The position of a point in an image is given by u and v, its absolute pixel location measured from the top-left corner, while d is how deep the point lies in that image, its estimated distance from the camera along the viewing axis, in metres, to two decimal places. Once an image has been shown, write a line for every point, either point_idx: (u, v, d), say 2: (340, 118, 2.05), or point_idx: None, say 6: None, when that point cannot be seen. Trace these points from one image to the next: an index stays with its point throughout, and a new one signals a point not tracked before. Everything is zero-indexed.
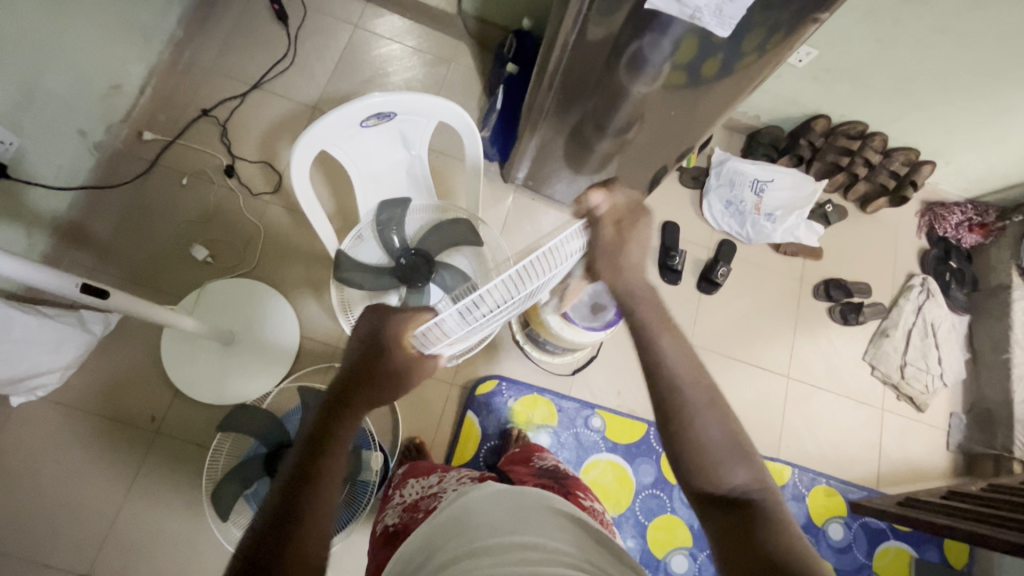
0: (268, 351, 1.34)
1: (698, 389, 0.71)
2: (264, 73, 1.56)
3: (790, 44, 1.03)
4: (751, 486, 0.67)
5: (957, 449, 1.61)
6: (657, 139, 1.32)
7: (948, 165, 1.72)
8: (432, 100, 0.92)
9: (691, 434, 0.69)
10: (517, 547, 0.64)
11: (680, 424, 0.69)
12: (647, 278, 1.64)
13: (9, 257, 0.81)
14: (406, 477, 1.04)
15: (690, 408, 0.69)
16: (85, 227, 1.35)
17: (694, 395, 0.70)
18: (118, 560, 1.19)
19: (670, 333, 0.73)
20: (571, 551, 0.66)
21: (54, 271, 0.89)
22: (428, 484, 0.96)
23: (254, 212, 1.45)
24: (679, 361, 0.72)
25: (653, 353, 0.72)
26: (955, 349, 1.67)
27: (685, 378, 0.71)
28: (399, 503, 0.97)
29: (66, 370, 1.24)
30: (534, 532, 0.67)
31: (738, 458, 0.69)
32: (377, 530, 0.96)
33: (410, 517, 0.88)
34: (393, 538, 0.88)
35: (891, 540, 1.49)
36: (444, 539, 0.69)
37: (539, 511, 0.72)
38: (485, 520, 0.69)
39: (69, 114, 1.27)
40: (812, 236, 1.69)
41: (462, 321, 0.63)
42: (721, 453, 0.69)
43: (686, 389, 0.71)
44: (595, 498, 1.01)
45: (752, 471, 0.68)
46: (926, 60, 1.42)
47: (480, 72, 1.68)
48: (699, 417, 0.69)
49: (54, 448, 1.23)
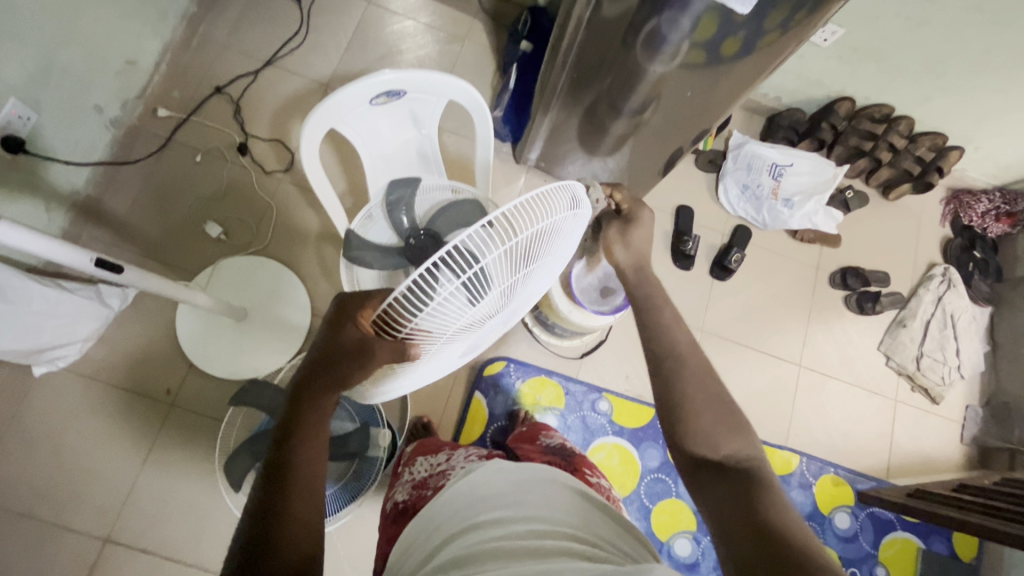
0: (279, 328, 1.36)
1: (693, 363, 0.77)
2: (277, 50, 1.56)
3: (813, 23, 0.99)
4: (744, 457, 0.71)
5: (971, 442, 1.59)
6: (672, 119, 1.29)
7: (978, 151, 1.66)
8: (442, 78, 0.90)
9: (685, 401, 0.74)
10: (522, 521, 0.65)
11: (678, 389, 0.75)
12: (660, 263, 1.62)
13: (25, 231, 0.82)
14: (414, 454, 1.06)
15: (688, 375, 0.76)
16: (100, 203, 1.37)
17: (692, 366, 0.77)
18: (136, 525, 1.24)
19: (669, 303, 0.85)
20: (577, 524, 0.66)
21: (70, 246, 0.90)
22: (437, 462, 0.97)
23: (265, 190, 1.46)
24: (682, 334, 0.80)
25: (655, 321, 0.83)
26: (974, 341, 1.63)
27: (685, 348, 0.79)
28: (408, 480, 0.98)
29: (85, 342, 1.27)
30: (537, 504, 0.68)
31: (733, 430, 0.72)
32: (386, 506, 0.98)
33: (419, 494, 0.90)
34: (403, 514, 0.90)
35: (898, 530, 1.48)
36: (451, 512, 0.71)
37: (543, 485, 0.73)
38: (489, 494, 0.71)
39: (85, 88, 1.27)
40: (829, 223, 1.65)
41: (430, 300, 0.60)
42: (715, 421, 0.73)
43: (683, 351, 0.79)
44: (601, 477, 1.02)
45: (742, 444, 0.72)
46: (959, 39, 1.36)
47: (494, 50, 1.66)
48: (694, 390, 0.75)
49: (72, 416, 1.27)
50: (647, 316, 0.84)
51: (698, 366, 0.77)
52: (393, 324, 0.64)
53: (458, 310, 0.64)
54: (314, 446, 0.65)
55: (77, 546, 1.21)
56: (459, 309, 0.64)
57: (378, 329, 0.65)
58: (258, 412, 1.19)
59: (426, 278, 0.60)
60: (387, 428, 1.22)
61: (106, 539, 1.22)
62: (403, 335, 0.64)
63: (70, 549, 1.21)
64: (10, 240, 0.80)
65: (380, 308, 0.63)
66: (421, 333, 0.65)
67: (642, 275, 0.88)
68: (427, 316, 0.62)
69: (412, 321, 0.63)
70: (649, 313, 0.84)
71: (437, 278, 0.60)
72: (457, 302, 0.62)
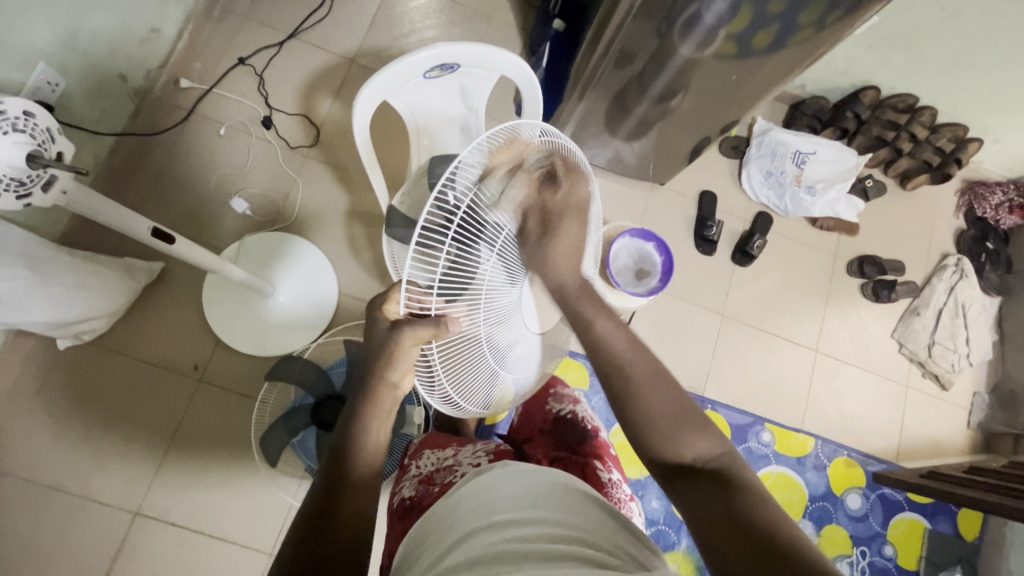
0: (307, 306, 1.34)
1: (644, 361, 0.76)
2: (301, 22, 1.52)
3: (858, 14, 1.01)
4: (716, 455, 0.69)
5: (977, 427, 1.64)
6: (704, 105, 1.29)
7: (996, 143, 1.68)
8: (499, 53, 0.88)
9: (640, 409, 0.73)
10: (533, 526, 0.64)
11: (635, 403, 0.73)
12: (682, 248, 1.63)
13: (90, 193, 0.84)
14: (421, 446, 1.05)
15: (635, 382, 0.74)
16: (125, 175, 1.35)
17: (638, 369, 0.75)
18: (166, 499, 1.23)
19: (604, 316, 0.79)
20: (588, 530, 0.66)
21: (130, 212, 0.93)
22: (444, 456, 0.97)
23: (292, 165, 1.44)
24: (619, 338, 0.77)
25: (592, 338, 0.78)
26: (984, 329, 1.66)
27: (626, 356, 0.76)
28: (415, 474, 0.96)
29: (111, 317, 1.25)
30: (551, 511, 0.67)
31: (697, 430, 0.71)
32: (393, 502, 0.95)
33: (426, 490, 0.89)
34: (409, 510, 0.88)
35: (906, 511, 1.53)
36: (464, 511, 0.70)
37: (554, 489, 0.72)
38: (500, 497, 0.70)
39: (110, 56, 1.24)
40: (850, 211, 1.67)
41: (444, 256, 0.60)
42: (676, 427, 0.71)
43: (630, 366, 0.75)
44: (614, 469, 0.97)
45: (711, 441, 0.70)
46: (989, 31, 1.37)
47: (522, 29, 1.63)
48: (645, 391, 0.73)
49: (98, 391, 1.26)
50: (583, 337, 0.79)
51: (648, 371, 0.75)
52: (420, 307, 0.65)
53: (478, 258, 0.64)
54: (367, 437, 0.71)
55: (108, 519, 1.21)
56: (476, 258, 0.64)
57: (410, 320, 0.67)
58: (292, 388, 1.17)
59: (429, 238, 0.60)
60: (422, 406, 1.25)
61: (136, 513, 1.22)
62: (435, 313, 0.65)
63: (100, 523, 1.20)
64: (76, 201, 0.83)
65: (404, 306, 0.65)
66: (453, 298, 0.65)
67: (572, 299, 0.79)
68: (447, 276, 0.63)
69: (433, 293, 0.64)
70: (584, 329, 0.78)
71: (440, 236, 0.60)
72: (468, 244, 0.63)
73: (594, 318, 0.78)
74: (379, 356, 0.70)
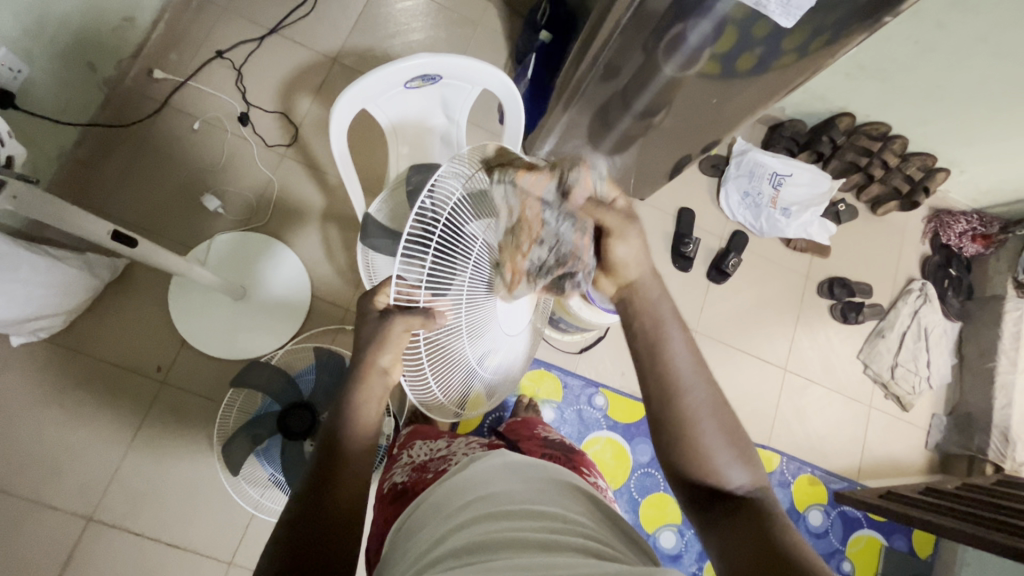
0: (277, 309, 1.32)
1: (703, 382, 0.71)
2: (283, 17, 1.48)
3: (830, 50, 1.04)
4: (749, 486, 0.69)
5: (934, 448, 1.69)
6: (682, 124, 1.30)
7: (962, 174, 1.73)
8: (481, 66, 0.88)
9: (696, 425, 0.69)
10: (534, 516, 0.61)
11: (694, 423, 0.69)
12: (659, 263, 1.65)
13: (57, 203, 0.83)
14: (411, 438, 1.03)
15: (694, 406, 0.69)
16: (92, 166, 1.30)
17: (699, 385, 0.71)
18: (122, 505, 1.19)
19: (678, 330, 0.73)
20: (588, 525, 0.62)
21: (88, 217, 0.90)
22: (437, 447, 0.95)
23: (268, 163, 1.40)
24: (688, 357, 0.72)
25: (659, 349, 0.72)
26: (944, 354, 1.71)
27: (689, 377, 0.71)
28: (407, 463, 0.94)
29: (70, 314, 1.20)
30: (551, 503, 0.65)
31: (740, 458, 0.69)
32: (383, 488, 0.93)
33: (419, 476, 0.86)
34: (401, 495, 0.85)
35: (865, 528, 1.57)
36: (463, 503, 0.67)
37: (556, 485, 0.71)
38: (508, 490, 0.67)
39: (78, 44, 1.19)
40: (823, 234, 1.70)
41: (428, 258, 0.64)
42: (725, 453, 0.69)
43: (692, 387, 0.70)
44: (598, 476, 1.00)
45: (751, 473, 0.69)
46: (957, 68, 1.42)
47: (509, 37, 1.62)
48: (704, 416, 0.69)
49: (53, 390, 1.21)
50: (647, 339, 0.73)
51: (707, 394, 0.70)
52: (410, 297, 0.67)
53: (463, 272, 0.68)
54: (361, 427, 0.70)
55: (58, 524, 1.16)
56: (457, 260, 0.67)
57: (398, 309, 0.68)
58: (257, 393, 1.14)
59: (413, 247, 0.64)
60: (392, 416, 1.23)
61: (89, 519, 1.17)
62: (422, 305, 0.68)
63: (50, 528, 1.16)
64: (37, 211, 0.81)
65: (393, 298, 0.68)
66: (442, 292, 0.68)
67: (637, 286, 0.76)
68: (434, 273, 0.66)
69: (422, 288, 0.66)
70: (657, 338, 0.72)
71: (426, 234, 0.65)
72: (456, 250, 0.66)
73: (664, 315, 0.74)
74: (371, 341, 0.69)
